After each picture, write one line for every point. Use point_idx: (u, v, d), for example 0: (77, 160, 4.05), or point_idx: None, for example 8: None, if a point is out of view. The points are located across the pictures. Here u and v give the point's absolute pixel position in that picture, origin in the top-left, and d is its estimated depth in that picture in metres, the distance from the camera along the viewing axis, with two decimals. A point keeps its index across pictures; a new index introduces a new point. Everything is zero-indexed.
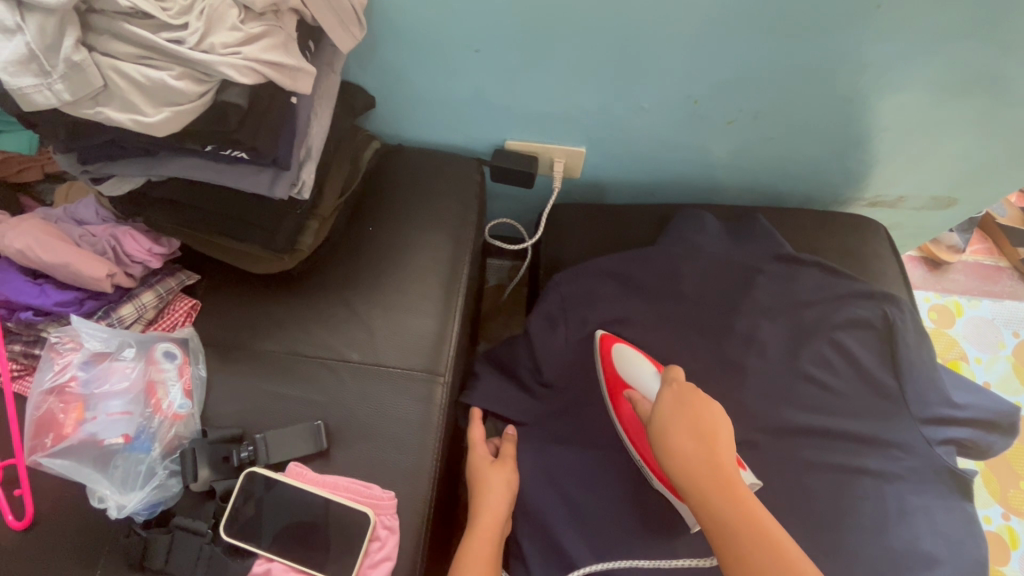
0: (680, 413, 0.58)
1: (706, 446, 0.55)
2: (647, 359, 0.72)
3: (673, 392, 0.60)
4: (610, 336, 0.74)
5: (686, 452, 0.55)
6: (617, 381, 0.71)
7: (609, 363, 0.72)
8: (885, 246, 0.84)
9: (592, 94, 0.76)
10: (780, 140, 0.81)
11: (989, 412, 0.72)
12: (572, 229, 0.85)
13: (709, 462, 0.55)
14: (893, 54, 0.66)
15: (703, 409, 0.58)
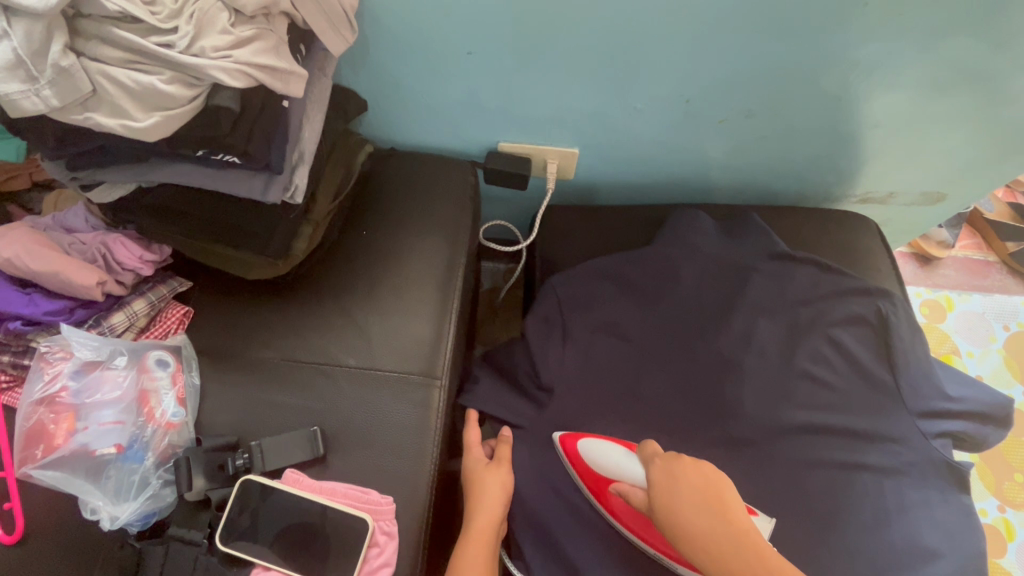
0: (680, 489, 0.58)
1: (713, 512, 0.55)
2: (614, 443, 0.69)
3: (661, 467, 0.60)
4: (568, 434, 0.71)
5: (702, 530, 0.55)
6: (597, 479, 0.68)
7: (578, 463, 0.69)
8: (877, 242, 0.85)
9: (584, 94, 0.76)
10: (772, 139, 0.82)
11: (984, 404, 0.73)
12: (567, 229, 0.85)
13: (721, 528, 0.54)
14: (883, 51, 0.67)
15: (696, 474, 0.58)
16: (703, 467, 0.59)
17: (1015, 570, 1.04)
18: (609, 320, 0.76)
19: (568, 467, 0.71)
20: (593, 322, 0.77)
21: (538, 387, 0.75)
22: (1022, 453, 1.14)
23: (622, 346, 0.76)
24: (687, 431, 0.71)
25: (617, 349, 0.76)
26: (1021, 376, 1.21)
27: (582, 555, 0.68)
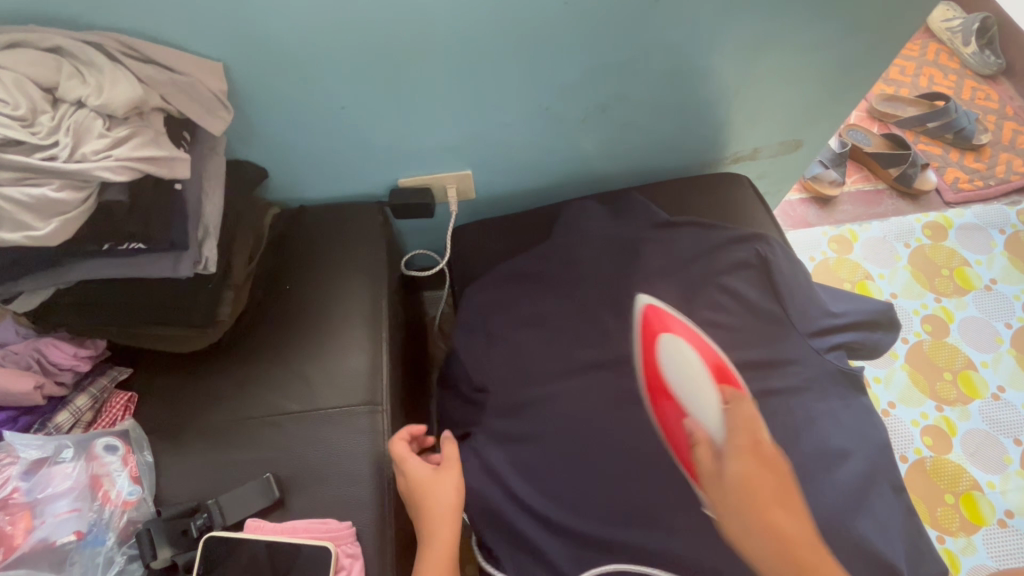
0: (732, 491, 0.64)
1: (760, 514, 0.62)
2: (690, 351, 0.76)
3: (725, 465, 0.67)
4: (650, 325, 0.78)
5: (748, 531, 0.61)
6: (655, 377, 0.75)
7: (650, 349, 0.77)
8: (750, 193, 0.94)
9: (453, 120, 0.84)
10: (633, 124, 0.91)
11: (866, 313, 0.82)
12: (476, 243, 0.92)
13: (767, 536, 0.60)
14: (693, 31, 0.77)
15: (747, 478, 0.65)
16: (757, 432, 0.69)
17: (963, 461, 1.12)
18: (526, 314, 0.83)
19: (606, 400, 0.76)
20: (514, 320, 0.83)
21: (475, 389, 0.80)
22: (946, 354, 1.23)
23: (542, 335, 0.82)
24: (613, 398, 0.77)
25: (538, 339, 0.81)
26: (929, 285, 1.31)
27: (545, 538, 0.71)
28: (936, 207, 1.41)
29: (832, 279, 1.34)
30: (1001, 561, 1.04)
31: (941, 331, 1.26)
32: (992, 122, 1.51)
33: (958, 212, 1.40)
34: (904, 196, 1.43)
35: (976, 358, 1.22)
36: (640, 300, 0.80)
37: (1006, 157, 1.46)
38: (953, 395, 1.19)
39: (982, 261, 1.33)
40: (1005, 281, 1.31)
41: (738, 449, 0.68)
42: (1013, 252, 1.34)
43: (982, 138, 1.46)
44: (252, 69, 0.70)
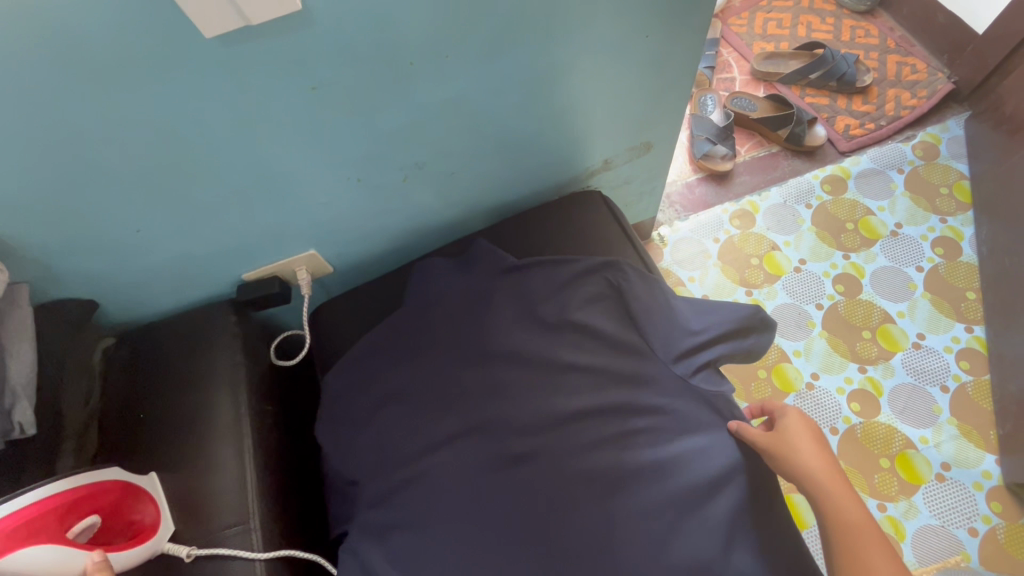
0: (797, 447, 0.67)
1: (828, 484, 0.64)
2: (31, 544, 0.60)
3: (803, 428, 0.69)
4: None
5: (831, 488, 0.63)
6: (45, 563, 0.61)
7: None
8: (602, 213, 0.92)
9: (267, 210, 0.80)
10: (463, 171, 0.88)
11: (729, 323, 0.78)
12: (332, 325, 0.89)
13: (841, 506, 0.62)
14: (477, 78, 0.73)
15: (810, 446, 0.67)
16: (812, 429, 0.70)
17: (893, 421, 1.10)
18: (384, 394, 0.79)
19: (472, 474, 0.72)
20: (374, 403, 0.79)
21: (347, 483, 0.77)
22: (862, 311, 1.21)
23: (402, 414, 0.78)
24: (480, 467, 0.72)
25: (399, 419, 0.77)
26: (836, 243, 1.28)
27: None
28: (833, 159, 1.38)
29: (739, 256, 1.30)
30: (944, 518, 1.02)
31: (854, 289, 1.23)
32: (875, 59, 1.47)
33: (854, 160, 1.36)
34: (799, 154, 1.40)
35: (892, 310, 1.20)
36: None
37: (893, 93, 1.42)
38: (874, 353, 1.16)
39: (885, 207, 1.30)
40: (910, 223, 1.28)
41: (794, 416, 0.71)
42: (914, 191, 1.31)
43: (867, 79, 1.43)
44: (14, 222, 0.66)
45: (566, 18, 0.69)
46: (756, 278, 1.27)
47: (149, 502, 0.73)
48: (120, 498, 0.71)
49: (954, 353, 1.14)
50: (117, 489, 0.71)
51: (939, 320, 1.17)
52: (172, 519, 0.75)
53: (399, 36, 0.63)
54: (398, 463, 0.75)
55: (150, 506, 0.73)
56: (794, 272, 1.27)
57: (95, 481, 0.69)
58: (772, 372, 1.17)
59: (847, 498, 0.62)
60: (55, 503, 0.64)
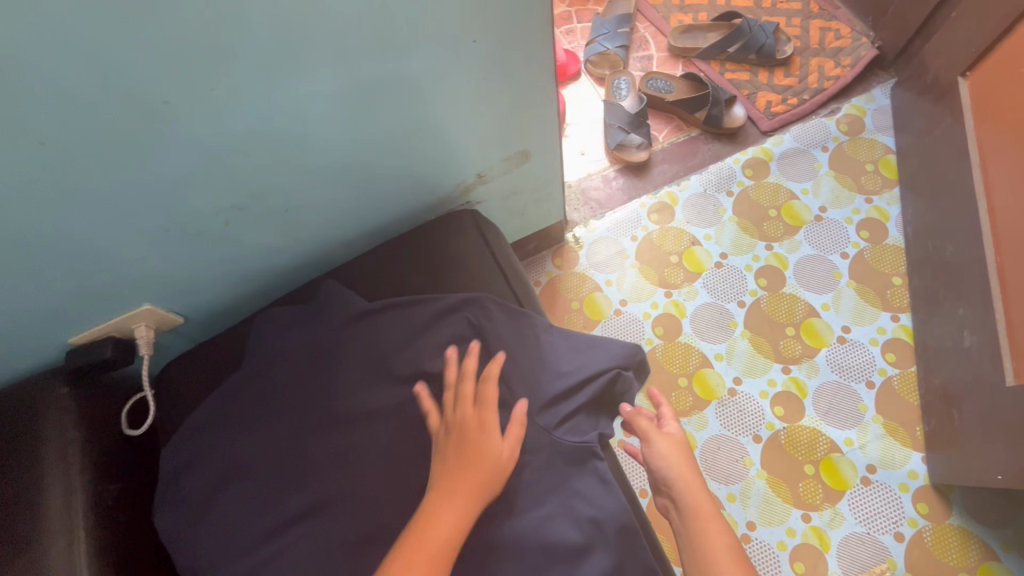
0: (666, 457, 0.67)
1: (690, 491, 0.63)
2: None
3: (673, 438, 0.68)
4: None
5: (692, 496, 0.63)
6: None
7: None
8: (471, 240, 0.84)
9: (67, 277, 0.69)
10: (306, 205, 0.77)
11: (599, 363, 0.70)
12: (184, 382, 0.83)
13: (697, 515, 0.62)
14: (270, 114, 0.61)
15: (678, 455, 0.67)
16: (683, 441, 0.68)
17: (818, 424, 1.04)
18: (222, 470, 0.69)
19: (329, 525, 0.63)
20: (210, 481, 0.69)
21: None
22: (785, 306, 1.13)
23: (241, 492, 0.68)
24: (326, 556, 0.63)
25: (236, 500, 0.67)
26: (758, 233, 1.20)
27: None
28: (754, 140, 1.28)
29: (657, 254, 1.22)
30: (869, 525, 0.96)
31: (777, 283, 1.15)
32: (797, 26, 1.37)
33: (776, 139, 1.27)
34: (719, 137, 1.30)
35: (816, 303, 1.13)
36: None
37: (815, 63, 1.32)
38: (798, 352, 1.10)
39: (808, 189, 1.22)
40: (835, 206, 1.20)
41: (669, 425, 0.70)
42: (839, 170, 1.23)
43: (787, 50, 1.33)
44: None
45: (362, 40, 0.57)
46: (675, 277, 1.19)
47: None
48: None
49: (880, 346, 1.08)
50: None
51: (864, 311, 1.11)
52: None
53: (136, 82, 0.51)
54: (233, 555, 0.65)
55: None
56: (715, 269, 1.19)
57: None
58: (693, 379, 1.10)
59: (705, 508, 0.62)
60: None
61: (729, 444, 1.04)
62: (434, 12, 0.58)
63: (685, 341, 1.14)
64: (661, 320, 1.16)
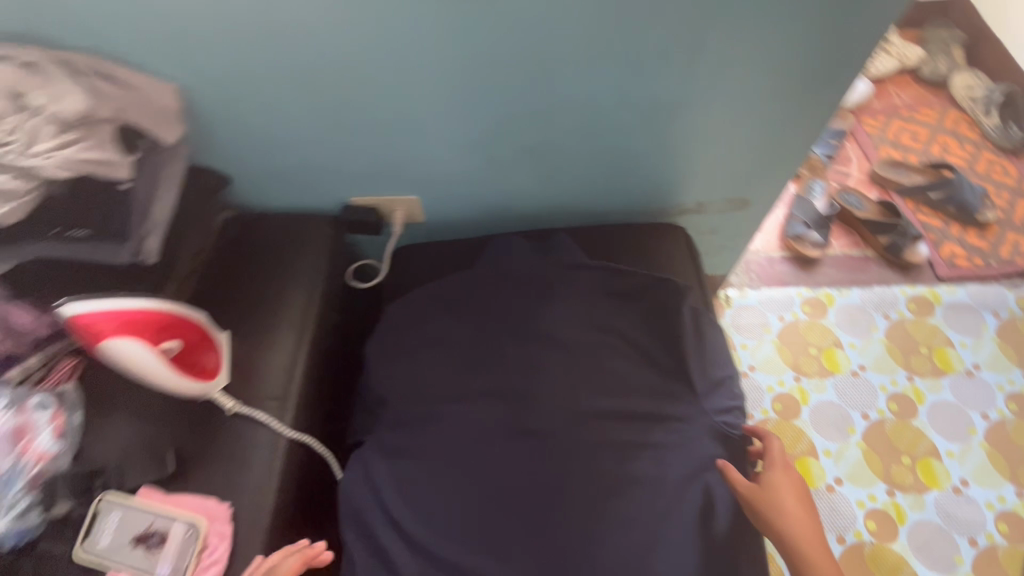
0: (783, 486, 0.74)
1: (803, 520, 0.72)
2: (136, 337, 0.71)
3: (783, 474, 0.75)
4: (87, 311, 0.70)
5: (801, 525, 0.72)
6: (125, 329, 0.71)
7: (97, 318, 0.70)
8: (681, 248, 0.96)
9: (392, 148, 0.90)
10: (569, 168, 0.94)
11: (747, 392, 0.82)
12: (408, 262, 1.00)
13: (808, 540, 0.71)
14: (608, 85, 0.79)
15: (789, 484, 0.75)
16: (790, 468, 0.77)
17: (907, 553, 1.06)
18: (435, 334, 0.87)
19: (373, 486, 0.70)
20: (424, 338, 0.87)
21: (374, 401, 0.86)
22: (910, 436, 1.16)
23: (442, 356, 0.85)
24: (490, 427, 0.79)
25: (438, 361, 0.85)
26: (903, 361, 1.25)
27: (408, 564, 0.72)
28: (927, 281, 1.34)
29: (798, 341, 1.29)
30: None
31: (908, 412, 1.19)
32: (1005, 199, 1.43)
33: (950, 288, 1.32)
34: (893, 266, 1.37)
35: (941, 446, 1.15)
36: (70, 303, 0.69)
37: (1012, 237, 1.37)
38: (908, 481, 1.12)
39: (967, 343, 1.26)
40: (990, 368, 1.23)
41: (780, 459, 0.77)
42: (1004, 338, 1.26)
43: (989, 215, 1.38)
44: (197, 81, 0.77)
45: (705, 55, 0.75)
46: (809, 367, 1.26)
47: (218, 351, 0.85)
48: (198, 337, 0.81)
49: (994, 511, 1.08)
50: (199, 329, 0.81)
51: (988, 473, 1.12)
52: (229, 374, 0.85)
53: (557, 29, 0.71)
54: (430, 400, 0.82)
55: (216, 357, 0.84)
56: (850, 375, 1.24)
57: (191, 316, 0.80)
58: (796, 462, 1.15)
59: (811, 530, 0.72)
60: (159, 314, 0.74)
61: None
62: (765, 53, 0.75)
63: (800, 426, 1.19)
64: (782, 398, 1.23)
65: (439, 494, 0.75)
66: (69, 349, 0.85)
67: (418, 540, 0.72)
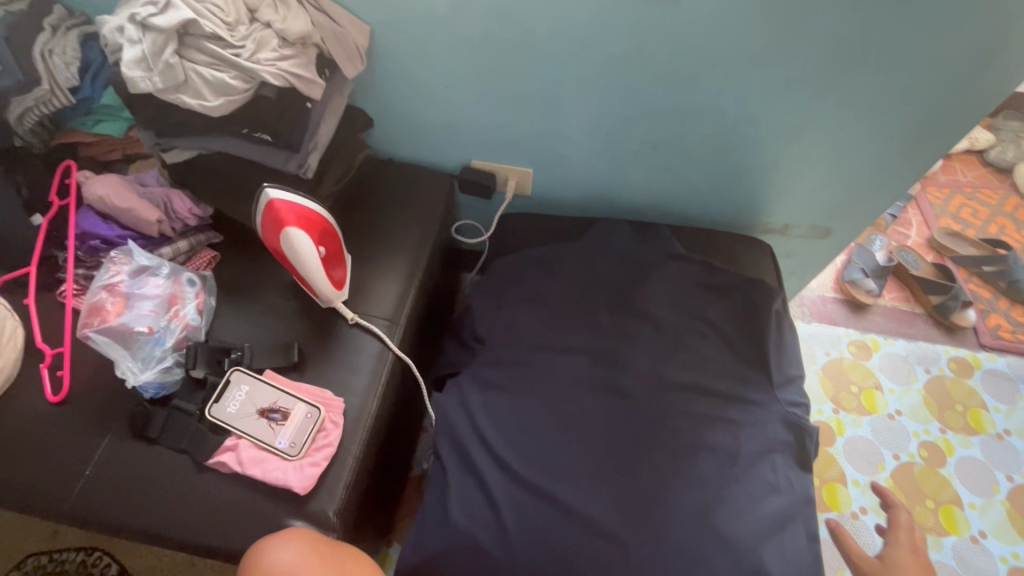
0: (905, 557, 0.77)
1: None
2: (305, 231, 0.82)
3: (909, 549, 0.78)
4: (275, 200, 0.81)
5: None
6: (299, 223, 0.81)
7: (282, 208, 0.81)
8: (765, 259, 1.06)
9: (528, 123, 0.98)
10: (679, 170, 1.02)
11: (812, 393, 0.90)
12: (516, 228, 1.10)
13: None
14: (744, 102, 0.88)
15: (914, 559, 0.77)
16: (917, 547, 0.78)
17: None
18: (538, 291, 0.96)
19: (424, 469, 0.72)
20: (527, 293, 0.96)
21: (475, 339, 0.96)
22: (936, 482, 1.23)
23: (542, 311, 0.94)
24: (581, 379, 0.86)
25: (538, 315, 0.94)
26: (938, 414, 1.32)
27: (496, 481, 0.79)
28: (970, 345, 1.42)
29: (841, 377, 1.36)
30: None
31: (937, 461, 1.25)
32: None
33: (990, 356, 1.40)
34: (940, 326, 1.44)
35: (965, 497, 1.21)
36: (267, 190, 0.81)
37: None
38: (930, 522, 1.18)
39: (1001, 409, 1.32)
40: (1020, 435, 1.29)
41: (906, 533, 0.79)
42: None
43: None
44: (384, 29, 0.87)
45: (840, 93, 0.84)
46: (848, 402, 1.33)
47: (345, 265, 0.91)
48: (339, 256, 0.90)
49: (1008, 566, 1.14)
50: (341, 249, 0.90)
51: (1007, 531, 1.18)
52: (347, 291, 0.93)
53: (717, 44, 0.80)
54: (528, 346, 0.91)
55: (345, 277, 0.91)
56: (887, 417, 1.31)
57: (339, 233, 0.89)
58: (825, 485, 1.22)
59: None
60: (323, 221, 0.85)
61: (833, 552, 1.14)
62: (892, 100, 0.84)
63: (832, 453, 1.26)
64: (819, 425, 1.30)
65: (530, 427, 0.83)
66: (206, 244, 0.97)
67: (508, 462, 0.80)
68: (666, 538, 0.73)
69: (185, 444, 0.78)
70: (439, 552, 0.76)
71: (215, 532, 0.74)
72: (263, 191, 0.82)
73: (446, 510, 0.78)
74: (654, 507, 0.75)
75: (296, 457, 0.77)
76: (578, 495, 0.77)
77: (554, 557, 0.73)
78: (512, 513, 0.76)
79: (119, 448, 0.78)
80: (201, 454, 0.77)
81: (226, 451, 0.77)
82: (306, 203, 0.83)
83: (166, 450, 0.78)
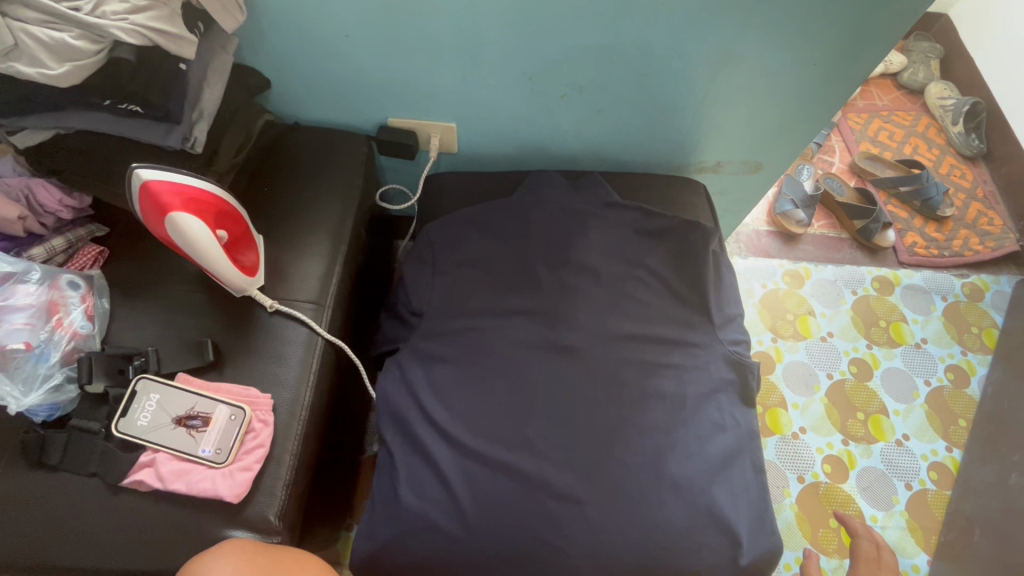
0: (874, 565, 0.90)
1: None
2: (196, 213, 0.72)
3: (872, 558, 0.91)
4: (150, 184, 0.70)
5: None
6: (186, 206, 0.71)
7: (161, 193, 0.70)
8: (700, 199, 1.05)
9: (443, 73, 0.89)
10: (608, 113, 0.97)
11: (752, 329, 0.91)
12: (445, 190, 1.03)
13: None
14: (670, 34, 0.82)
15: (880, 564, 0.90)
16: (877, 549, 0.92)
17: (854, 493, 1.21)
18: (472, 255, 0.91)
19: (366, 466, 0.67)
20: (461, 258, 0.91)
21: (411, 313, 0.91)
22: (864, 396, 1.31)
23: (480, 276, 0.89)
24: (526, 343, 0.83)
25: (475, 280, 0.89)
26: (865, 331, 1.40)
27: (445, 459, 0.76)
28: (890, 264, 1.50)
29: (778, 306, 1.42)
30: None
31: (864, 375, 1.34)
32: (960, 200, 1.60)
33: (908, 272, 1.48)
34: (863, 248, 1.51)
35: (890, 406, 1.31)
36: (138, 173, 0.70)
37: (964, 233, 1.54)
38: (860, 433, 1.27)
39: (919, 320, 1.42)
40: (935, 342, 1.39)
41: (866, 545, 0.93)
42: (949, 318, 1.43)
43: (947, 211, 1.55)
44: None
45: (765, 21, 0.80)
46: (785, 330, 1.38)
47: (258, 248, 0.83)
48: (242, 235, 0.80)
49: (928, 462, 1.25)
50: (244, 228, 0.81)
51: (926, 430, 1.29)
52: (262, 276, 0.84)
53: None
54: (468, 314, 0.86)
55: (256, 258, 0.82)
56: (820, 340, 1.38)
57: (238, 210, 0.80)
58: (767, 412, 1.28)
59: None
60: (214, 199, 0.75)
61: (777, 472, 1.22)
62: (816, 25, 0.81)
63: (773, 380, 1.32)
64: (760, 355, 1.35)
65: (476, 398, 0.80)
66: (89, 238, 0.85)
67: (457, 437, 0.77)
68: (622, 492, 0.74)
69: (93, 466, 0.69)
70: (393, 538, 0.73)
71: (142, 555, 0.67)
72: (133, 176, 0.70)
73: (396, 494, 0.75)
74: (609, 464, 0.75)
75: (224, 464, 0.71)
76: (531, 462, 0.75)
77: (511, 525, 0.72)
78: (465, 489, 0.74)
79: (13, 481, 0.68)
80: (113, 475, 0.69)
81: (143, 468, 0.70)
82: (189, 181, 0.73)
83: (70, 476, 0.69)
